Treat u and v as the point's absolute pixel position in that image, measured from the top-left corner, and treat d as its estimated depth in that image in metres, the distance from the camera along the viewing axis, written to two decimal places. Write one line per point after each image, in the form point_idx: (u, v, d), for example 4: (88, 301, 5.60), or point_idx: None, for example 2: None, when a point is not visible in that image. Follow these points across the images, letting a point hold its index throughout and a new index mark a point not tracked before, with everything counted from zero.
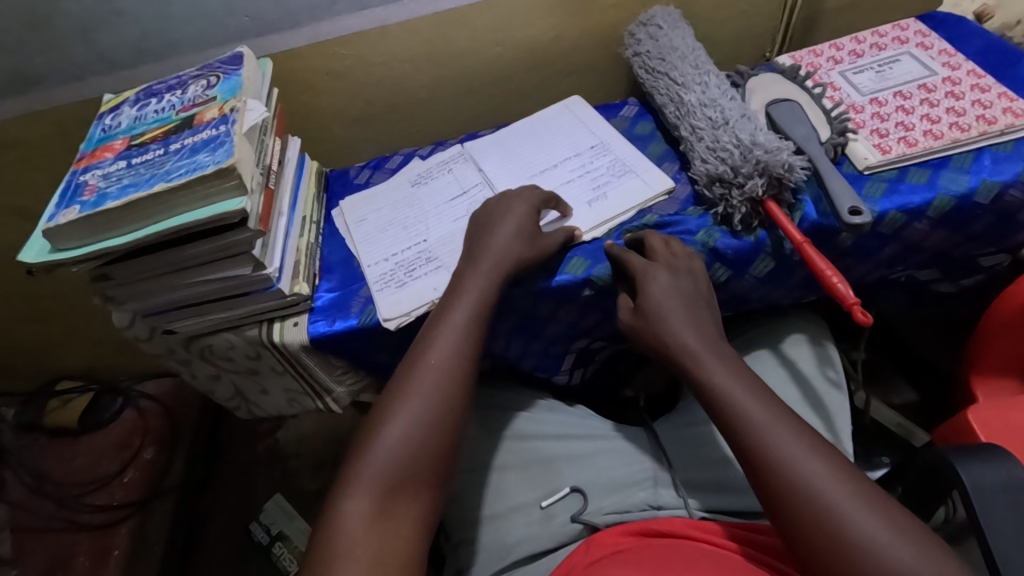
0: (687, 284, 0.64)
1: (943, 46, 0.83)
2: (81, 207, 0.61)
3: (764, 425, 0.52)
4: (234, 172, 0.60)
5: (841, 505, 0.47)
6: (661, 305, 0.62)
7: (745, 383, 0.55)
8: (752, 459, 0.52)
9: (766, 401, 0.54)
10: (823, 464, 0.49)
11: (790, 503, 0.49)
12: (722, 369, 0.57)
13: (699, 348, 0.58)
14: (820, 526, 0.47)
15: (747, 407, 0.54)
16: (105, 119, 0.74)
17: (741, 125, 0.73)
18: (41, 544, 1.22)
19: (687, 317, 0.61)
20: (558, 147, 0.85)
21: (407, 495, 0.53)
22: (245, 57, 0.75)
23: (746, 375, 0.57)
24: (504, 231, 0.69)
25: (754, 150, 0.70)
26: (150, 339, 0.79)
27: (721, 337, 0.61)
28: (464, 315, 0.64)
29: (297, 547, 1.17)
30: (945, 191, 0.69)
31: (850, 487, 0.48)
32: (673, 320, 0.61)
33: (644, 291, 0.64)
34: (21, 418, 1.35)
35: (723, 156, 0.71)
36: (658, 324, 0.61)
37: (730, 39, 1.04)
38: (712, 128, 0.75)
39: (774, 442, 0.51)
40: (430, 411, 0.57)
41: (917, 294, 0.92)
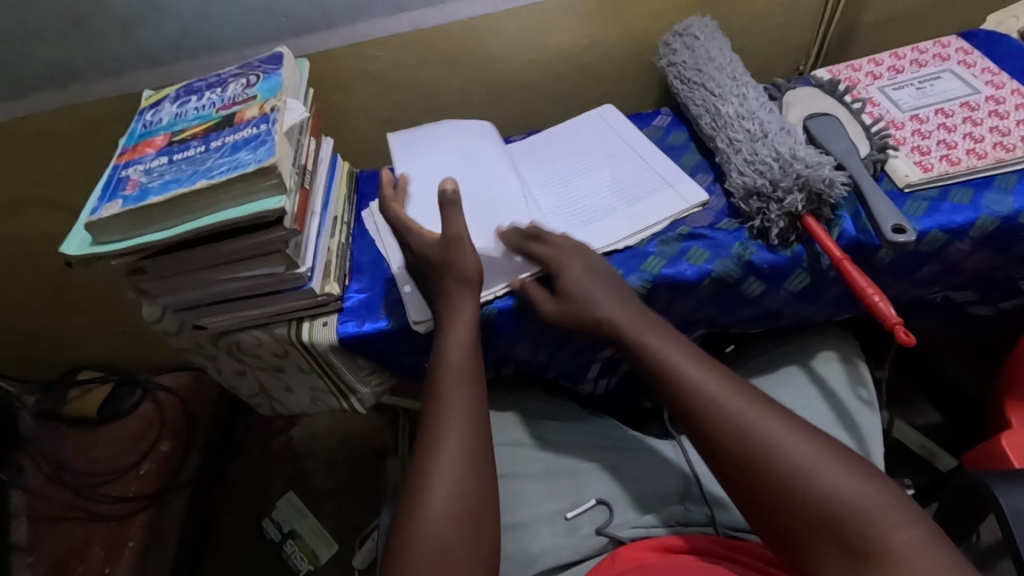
0: (596, 259, 0.69)
1: (986, 65, 0.82)
2: (124, 201, 0.62)
3: (707, 393, 0.56)
4: (275, 171, 0.60)
5: (784, 450, 0.51)
6: (589, 278, 0.66)
7: (686, 357, 0.60)
8: (701, 424, 0.56)
9: (708, 370, 0.58)
10: (750, 411, 0.55)
11: (738, 460, 0.53)
12: (663, 346, 0.61)
13: (632, 325, 0.63)
14: (765, 472, 0.51)
15: (679, 369, 0.59)
16: (146, 115, 0.75)
17: (780, 137, 0.73)
18: (56, 532, 1.22)
19: (609, 289, 0.66)
20: (483, 166, 0.80)
21: (466, 468, 0.57)
22: (285, 57, 0.76)
23: (681, 342, 0.62)
24: (433, 259, 0.67)
25: (794, 165, 0.69)
26: (178, 334, 0.80)
27: (641, 305, 0.66)
28: (455, 353, 0.64)
29: (308, 544, 1.22)
30: (989, 212, 0.68)
31: (791, 436, 0.52)
32: (601, 294, 0.65)
33: (561, 276, 0.66)
34: (42, 406, 1.36)
35: (759, 169, 0.71)
36: (586, 304, 0.65)
37: (765, 50, 1.03)
38: (749, 142, 0.74)
39: (718, 405, 0.55)
40: (458, 457, 0.58)
41: (954, 318, 0.90)
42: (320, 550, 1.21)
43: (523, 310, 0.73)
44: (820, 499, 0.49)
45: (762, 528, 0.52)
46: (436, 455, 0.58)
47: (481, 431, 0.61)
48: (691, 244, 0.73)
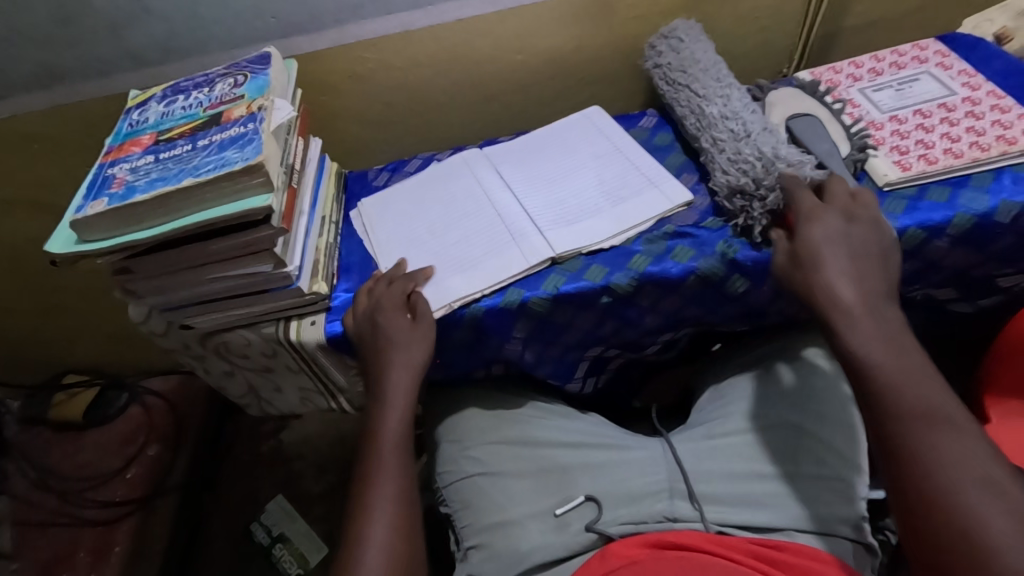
0: (858, 228, 0.64)
1: (963, 66, 0.84)
2: (109, 199, 0.62)
3: (898, 390, 0.55)
4: (262, 169, 0.61)
5: (956, 471, 0.50)
6: (815, 258, 0.63)
7: (888, 349, 0.58)
8: (885, 410, 0.55)
9: (915, 374, 0.56)
10: (955, 438, 0.51)
11: (907, 458, 0.52)
12: (867, 333, 0.59)
13: (856, 316, 0.60)
14: (926, 481, 0.51)
15: (890, 369, 0.56)
16: (133, 114, 0.75)
17: (762, 139, 0.74)
18: (41, 539, 1.20)
19: (847, 267, 0.62)
20: (452, 201, 0.84)
21: (398, 535, 0.62)
22: (272, 57, 0.76)
23: (902, 344, 0.58)
24: (396, 337, 0.70)
25: (780, 166, 0.71)
26: (165, 334, 0.80)
27: (885, 298, 0.61)
28: (395, 424, 0.69)
29: (297, 548, 1.21)
30: (966, 210, 0.69)
31: (970, 453, 0.51)
32: (831, 272, 0.62)
33: (803, 232, 0.65)
34: (27, 411, 1.35)
35: (743, 169, 0.72)
36: (812, 275, 0.63)
37: (750, 53, 1.05)
38: (733, 142, 0.76)
39: (917, 403, 0.54)
40: (390, 532, 0.62)
41: (937, 315, 0.92)
42: (309, 554, 1.20)
43: (510, 308, 0.73)
44: (965, 525, 0.48)
45: (907, 533, 0.52)
46: (369, 527, 0.62)
47: (413, 504, 0.65)
48: (676, 243, 0.74)
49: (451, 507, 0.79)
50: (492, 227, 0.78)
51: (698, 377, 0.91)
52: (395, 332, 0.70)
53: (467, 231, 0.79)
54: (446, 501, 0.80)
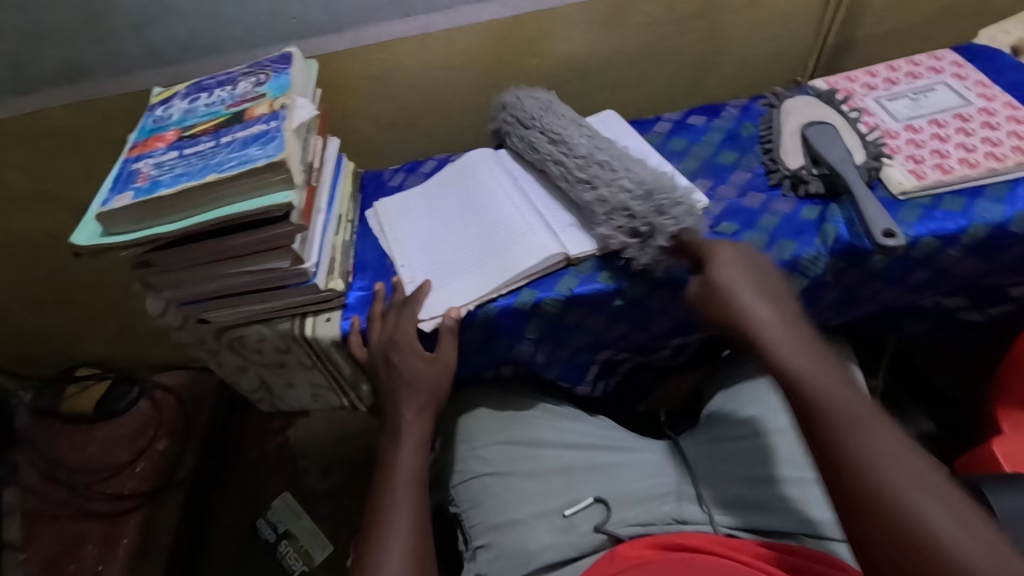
0: (757, 258, 0.67)
1: (979, 77, 0.84)
2: (134, 193, 0.63)
3: (821, 396, 0.54)
4: (284, 166, 0.62)
5: (889, 467, 0.48)
6: (727, 282, 0.64)
7: (810, 361, 0.57)
8: (812, 419, 0.54)
9: (836, 379, 0.55)
10: (885, 439, 0.50)
11: (840, 468, 0.50)
12: (789, 346, 0.59)
13: (772, 333, 0.60)
14: (866, 485, 0.48)
15: (810, 377, 0.56)
16: (157, 111, 0.77)
17: (637, 170, 0.74)
18: (49, 530, 1.21)
19: (758, 292, 0.63)
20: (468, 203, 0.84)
21: (412, 558, 0.62)
22: (294, 57, 0.77)
23: (817, 356, 0.58)
24: (411, 374, 0.72)
25: (664, 198, 0.70)
26: (181, 328, 0.81)
27: (803, 322, 0.63)
28: (410, 451, 0.70)
29: (302, 545, 1.22)
30: (980, 219, 0.70)
31: (893, 446, 0.49)
32: (745, 297, 0.63)
33: (711, 262, 0.66)
34: (38, 403, 1.35)
35: (625, 202, 0.70)
36: (727, 300, 0.63)
37: (764, 61, 1.05)
38: (608, 175, 0.73)
39: (840, 407, 0.53)
40: (405, 554, 0.62)
41: (948, 325, 0.92)
42: (314, 551, 1.21)
43: (523, 309, 0.74)
44: (911, 525, 0.45)
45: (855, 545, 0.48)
46: (384, 554, 0.62)
47: (427, 527, 0.66)
48: None
49: (460, 506, 0.79)
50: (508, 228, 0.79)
51: (708, 382, 0.92)
52: (409, 372, 0.72)
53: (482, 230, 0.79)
54: (455, 501, 0.80)
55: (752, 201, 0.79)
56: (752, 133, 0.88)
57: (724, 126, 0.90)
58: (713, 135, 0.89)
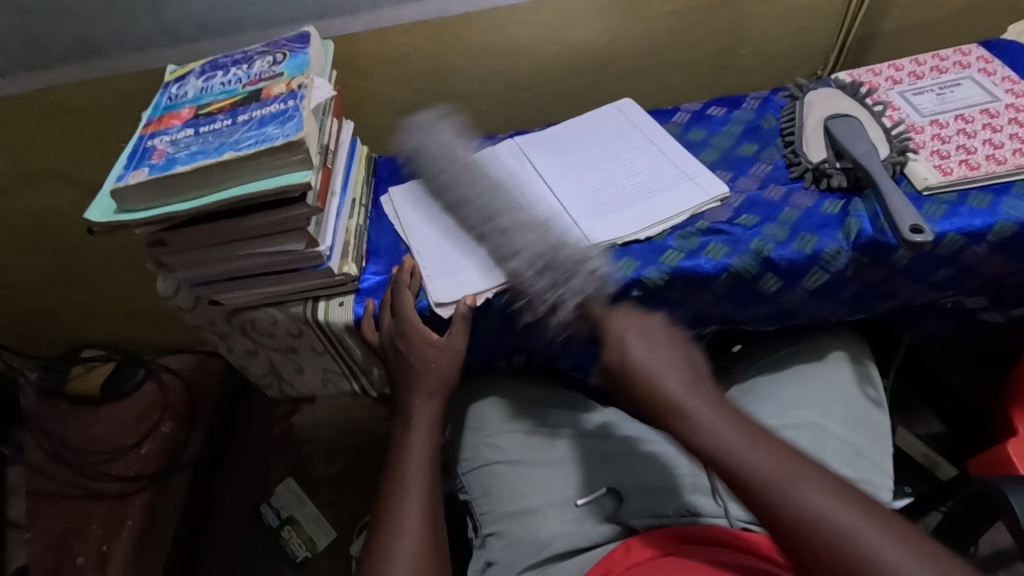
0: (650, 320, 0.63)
1: (1007, 73, 0.83)
2: (150, 169, 0.62)
3: (739, 463, 0.51)
4: (302, 146, 0.61)
5: (829, 521, 0.46)
6: (626, 354, 0.60)
7: (726, 426, 0.53)
8: (746, 499, 0.50)
9: (748, 438, 0.52)
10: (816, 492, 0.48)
11: (788, 533, 0.48)
12: (698, 419, 0.54)
13: (681, 408, 0.55)
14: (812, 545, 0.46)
15: (724, 449, 0.52)
16: (172, 89, 0.75)
17: (525, 238, 0.71)
18: (54, 510, 1.20)
19: (660, 358, 0.59)
20: None
21: (425, 543, 0.61)
22: (311, 37, 0.76)
23: (725, 411, 0.55)
24: (421, 360, 0.71)
25: (558, 271, 0.68)
26: (192, 309, 0.80)
27: (701, 373, 0.59)
28: (423, 437, 0.70)
29: (306, 531, 1.22)
30: (1007, 217, 0.68)
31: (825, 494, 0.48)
32: (650, 368, 0.58)
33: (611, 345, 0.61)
34: (44, 383, 1.35)
35: (526, 280, 0.69)
36: (633, 378, 0.58)
37: (785, 54, 1.04)
38: (509, 246, 0.71)
39: (766, 476, 0.50)
40: (417, 539, 0.61)
41: (966, 325, 0.91)
42: (318, 537, 1.21)
43: None
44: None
45: None
46: (397, 537, 0.61)
47: (441, 512, 0.66)
48: (710, 239, 0.74)
49: (470, 494, 0.79)
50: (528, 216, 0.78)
51: None
52: (421, 358, 0.71)
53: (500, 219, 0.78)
54: (465, 488, 0.80)
55: (773, 194, 0.78)
56: (774, 125, 0.87)
57: (745, 118, 0.89)
58: (734, 127, 0.88)
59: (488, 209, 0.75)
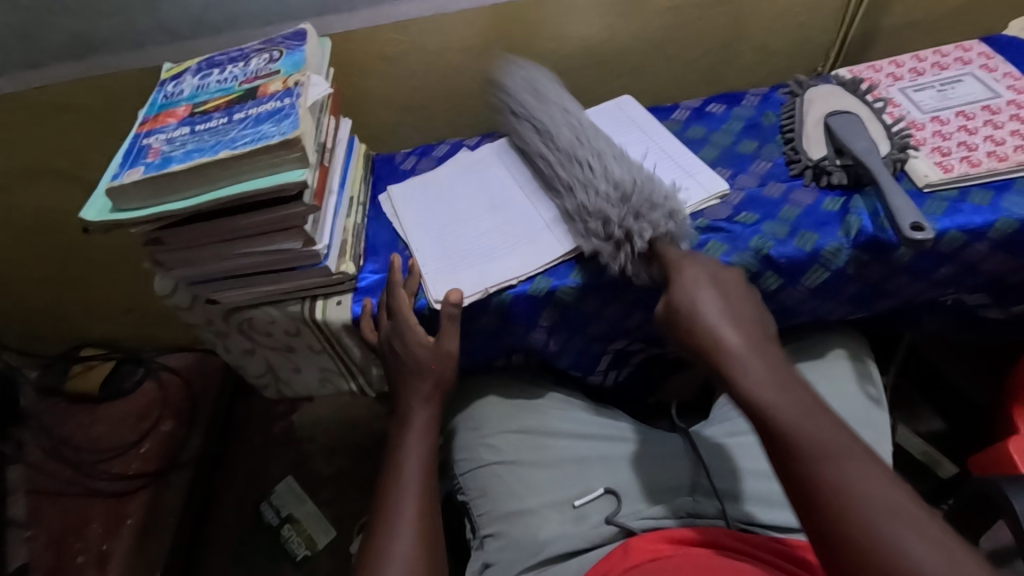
0: (722, 270, 0.65)
1: (1008, 69, 0.82)
2: (145, 168, 0.62)
3: (783, 413, 0.52)
4: (299, 143, 0.60)
5: (865, 489, 0.45)
6: (695, 300, 0.61)
7: (778, 384, 0.54)
8: (779, 444, 0.51)
9: (796, 398, 0.53)
10: (856, 463, 0.47)
11: (819, 494, 0.47)
12: (758, 370, 0.55)
13: (734, 359, 0.57)
14: (827, 489, 0.46)
15: (769, 400, 0.53)
16: (168, 87, 0.75)
17: (604, 172, 0.71)
18: (54, 508, 1.20)
19: (724, 309, 0.61)
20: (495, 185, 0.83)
21: (420, 543, 0.61)
22: (308, 34, 0.76)
23: (783, 372, 0.56)
24: (418, 361, 0.71)
25: (638, 200, 0.68)
26: (190, 308, 0.80)
27: (768, 339, 0.60)
28: (418, 440, 0.70)
29: (306, 529, 1.22)
30: (1008, 214, 0.68)
31: (866, 468, 0.47)
32: (710, 316, 0.60)
33: (675, 281, 0.63)
34: (43, 382, 1.35)
35: (597, 204, 0.69)
36: (691, 320, 0.60)
37: (785, 50, 1.03)
38: (585, 179, 0.71)
39: (808, 435, 0.49)
40: (413, 538, 0.61)
41: (967, 323, 0.90)
42: (317, 536, 1.21)
43: (537, 296, 0.72)
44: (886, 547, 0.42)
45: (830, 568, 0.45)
46: (392, 538, 0.61)
47: (437, 512, 0.65)
48: (708, 237, 0.73)
49: (468, 495, 0.78)
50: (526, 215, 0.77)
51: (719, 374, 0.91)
52: (417, 358, 0.72)
53: (503, 218, 0.77)
54: (462, 489, 0.80)
55: (772, 191, 0.77)
56: (774, 122, 0.86)
57: (744, 115, 0.88)
58: (733, 124, 0.87)
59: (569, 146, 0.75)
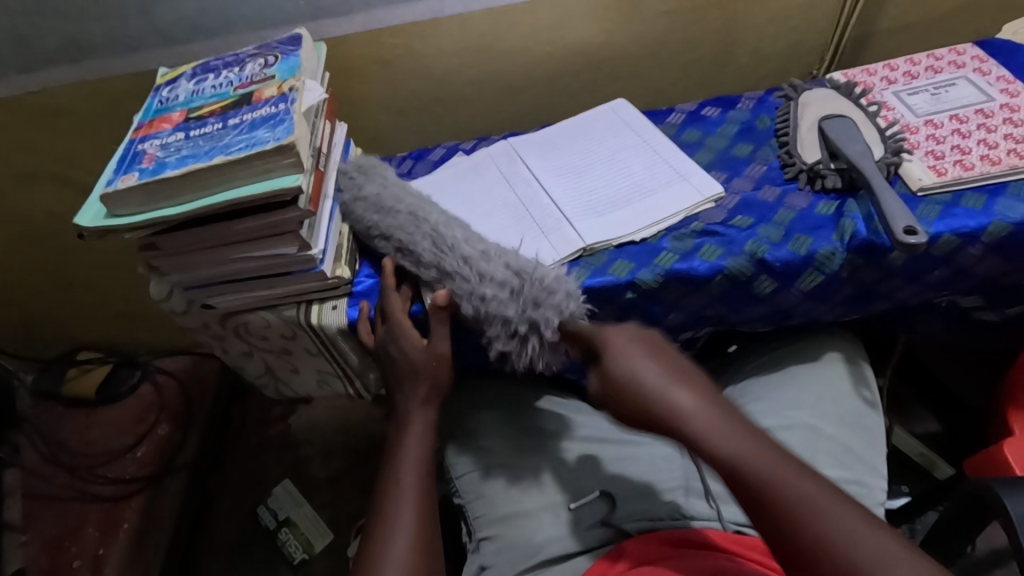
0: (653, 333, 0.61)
1: (1002, 72, 0.82)
2: (140, 174, 0.62)
3: (758, 477, 0.50)
4: (293, 149, 0.60)
5: (854, 536, 0.46)
6: (636, 366, 0.57)
7: (740, 440, 0.52)
8: (765, 507, 0.49)
9: (763, 451, 0.51)
10: (839, 509, 0.47)
11: (816, 552, 0.46)
12: (716, 431, 0.52)
13: (692, 422, 0.53)
14: (831, 559, 0.45)
15: (740, 465, 0.51)
16: (163, 91, 0.75)
17: (491, 262, 0.68)
18: (51, 512, 1.20)
19: (669, 369, 0.57)
20: (493, 188, 0.83)
21: (417, 546, 0.61)
22: (303, 39, 0.76)
23: (737, 423, 0.53)
24: (413, 365, 0.71)
25: (533, 289, 0.66)
26: (186, 313, 0.80)
27: (712, 387, 0.57)
28: (416, 443, 0.69)
29: (303, 532, 1.22)
30: (1001, 217, 0.68)
31: (847, 511, 0.47)
32: (661, 380, 0.56)
33: (617, 355, 0.59)
34: (38, 386, 1.33)
35: (500, 300, 0.66)
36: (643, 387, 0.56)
37: (781, 53, 1.03)
38: (475, 269, 0.68)
39: (787, 493, 0.48)
40: (412, 541, 0.61)
41: (962, 325, 0.91)
42: (315, 539, 1.21)
43: None
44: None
45: None
46: (389, 541, 0.61)
47: (435, 515, 0.65)
48: (704, 240, 0.73)
49: (463, 498, 0.78)
50: (524, 219, 0.78)
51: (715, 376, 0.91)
52: (411, 362, 0.71)
53: (500, 221, 0.78)
54: (458, 492, 0.79)
55: (767, 195, 0.77)
56: (769, 126, 0.86)
57: (739, 118, 0.88)
58: (728, 127, 0.88)
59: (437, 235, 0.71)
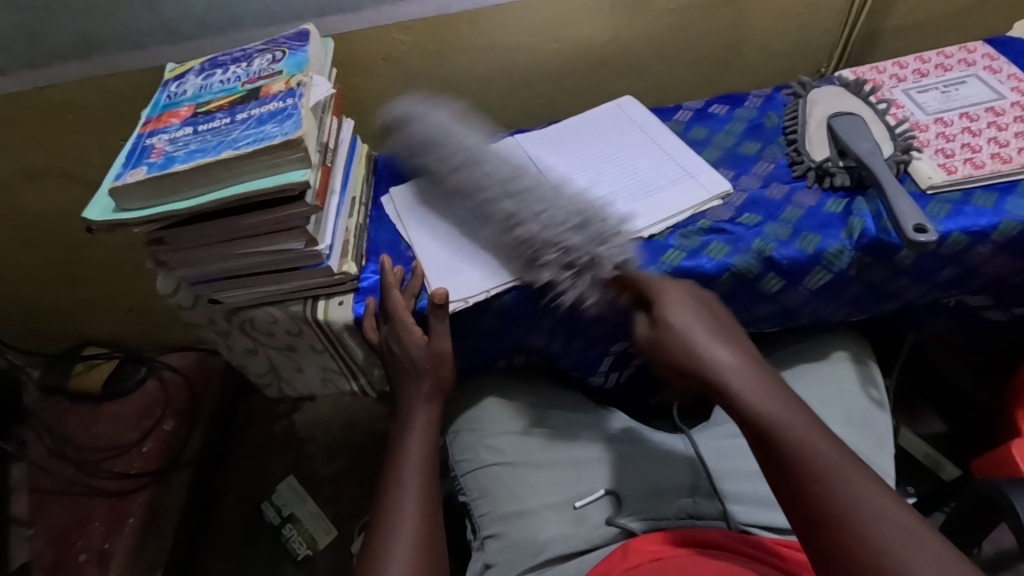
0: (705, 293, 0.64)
1: (1012, 71, 0.82)
2: (149, 168, 0.62)
3: (784, 435, 0.51)
4: (301, 144, 0.60)
5: (872, 508, 0.45)
6: (683, 320, 0.60)
7: (775, 401, 0.54)
8: (782, 460, 0.50)
9: (793, 414, 0.52)
10: (863, 481, 0.47)
11: (823, 509, 0.47)
12: (751, 388, 0.55)
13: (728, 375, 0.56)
14: (844, 522, 0.45)
15: (770, 421, 0.52)
16: (171, 86, 0.75)
17: (558, 200, 0.69)
18: (57, 506, 1.20)
19: (712, 330, 0.60)
20: None
21: (422, 542, 0.61)
22: (311, 35, 0.76)
23: (778, 391, 0.55)
24: (417, 362, 0.72)
25: (595, 229, 0.66)
26: (192, 308, 0.80)
27: (753, 354, 0.59)
28: (420, 440, 0.69)
29: (307, 529, 1.22)
30: (1012, 216, 0.68)
31: (871, 486, 0.47)
32: (701, 335, 0.59)
33: (664, 305, 0.62)
34: (45, 380, 1.34)
35: (554, 234, 0.66)
36: (683, 339, 0.59)
37: (789, 50, 1.03)
38: (535, 208, 0.68)
39: (806, 452, 0.49)
40: (415, 536, 0.61)
41: (970, 326, 0.90)
42: (318, 535, 1.21)
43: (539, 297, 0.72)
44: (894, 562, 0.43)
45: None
46: (393, 536, 0.61)
47: (439, 512, 0.65)
48: (711, 238, 0.73)
49: (469, 495, 0.78)
50: None
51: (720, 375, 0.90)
52: (416, 358, 0.72)
53: None
54: (464, 489, 0.79)
55: (775, 193, 0.77)
56: (776, 123, 0.86)
57: (747, 116, 0.88)
58: (736, 125, 0.87)
59: (500, 176, 0.72)
